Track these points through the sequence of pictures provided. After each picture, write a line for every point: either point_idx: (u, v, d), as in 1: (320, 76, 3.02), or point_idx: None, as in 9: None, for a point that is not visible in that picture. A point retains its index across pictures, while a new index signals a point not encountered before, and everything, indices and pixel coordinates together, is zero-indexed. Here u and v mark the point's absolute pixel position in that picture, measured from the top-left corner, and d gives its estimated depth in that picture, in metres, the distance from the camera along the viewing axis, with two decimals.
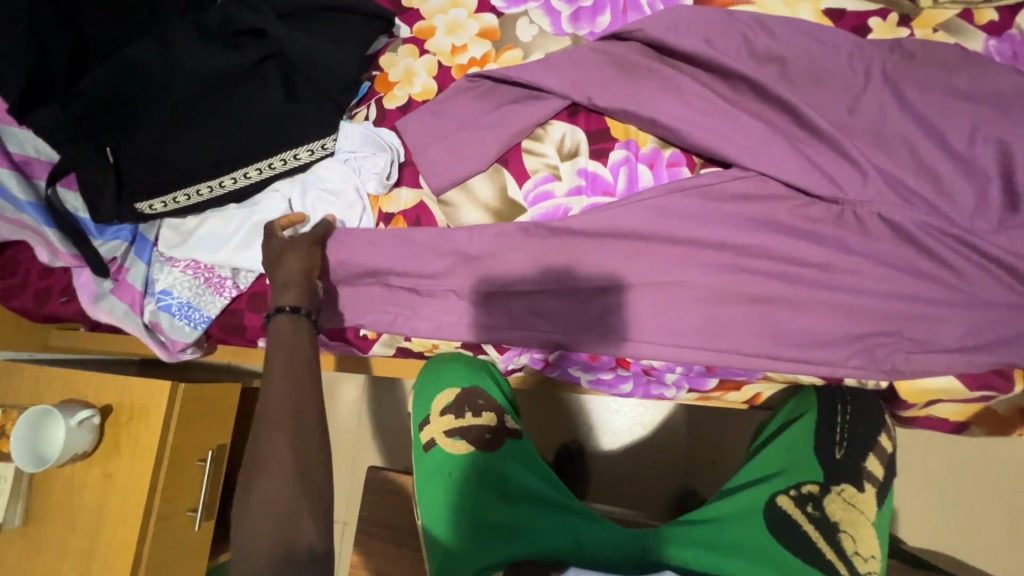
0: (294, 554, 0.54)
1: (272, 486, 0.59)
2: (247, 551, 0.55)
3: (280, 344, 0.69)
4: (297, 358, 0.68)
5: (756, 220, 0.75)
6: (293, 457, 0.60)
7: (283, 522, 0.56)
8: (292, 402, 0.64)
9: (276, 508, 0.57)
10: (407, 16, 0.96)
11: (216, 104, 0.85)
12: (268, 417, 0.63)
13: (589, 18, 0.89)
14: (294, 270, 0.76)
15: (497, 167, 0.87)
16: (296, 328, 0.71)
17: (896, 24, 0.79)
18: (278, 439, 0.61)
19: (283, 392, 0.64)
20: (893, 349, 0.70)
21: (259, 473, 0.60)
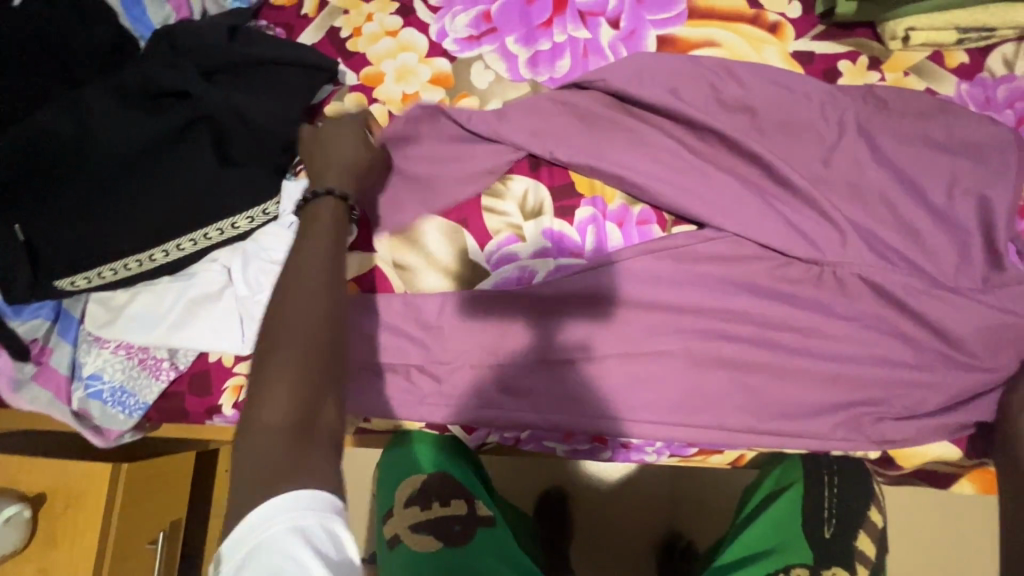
0: (312, 429, 0.51)
1: (300, 322, 0.54)
2: (261, 405, 0.51)
3: (319, 222, 0.62)
4: (336, 238, 0.61)
5: (734, 283, 0.71)
6: (326, 313, 0.55)
7: (306, 393, 0.51)
8: (331, 270, 0.59)
9: (299, 373, 0.52)
10: (353, 61, 0.89)
11: (141, 171, 0.77)
12: (305, 277, 0.57)
13: (548, 63, 0.84)
14: (343, 151, 0.72)
15: (457, 226, 0.80)
16: (337, 207, 0.65)
17: (866, 67, 0.76)
18: (313, 296, 0.56)
19: (323, 258, 0.59)
20: (881, 419, 0.66)
21: (286, 314, 0.55)
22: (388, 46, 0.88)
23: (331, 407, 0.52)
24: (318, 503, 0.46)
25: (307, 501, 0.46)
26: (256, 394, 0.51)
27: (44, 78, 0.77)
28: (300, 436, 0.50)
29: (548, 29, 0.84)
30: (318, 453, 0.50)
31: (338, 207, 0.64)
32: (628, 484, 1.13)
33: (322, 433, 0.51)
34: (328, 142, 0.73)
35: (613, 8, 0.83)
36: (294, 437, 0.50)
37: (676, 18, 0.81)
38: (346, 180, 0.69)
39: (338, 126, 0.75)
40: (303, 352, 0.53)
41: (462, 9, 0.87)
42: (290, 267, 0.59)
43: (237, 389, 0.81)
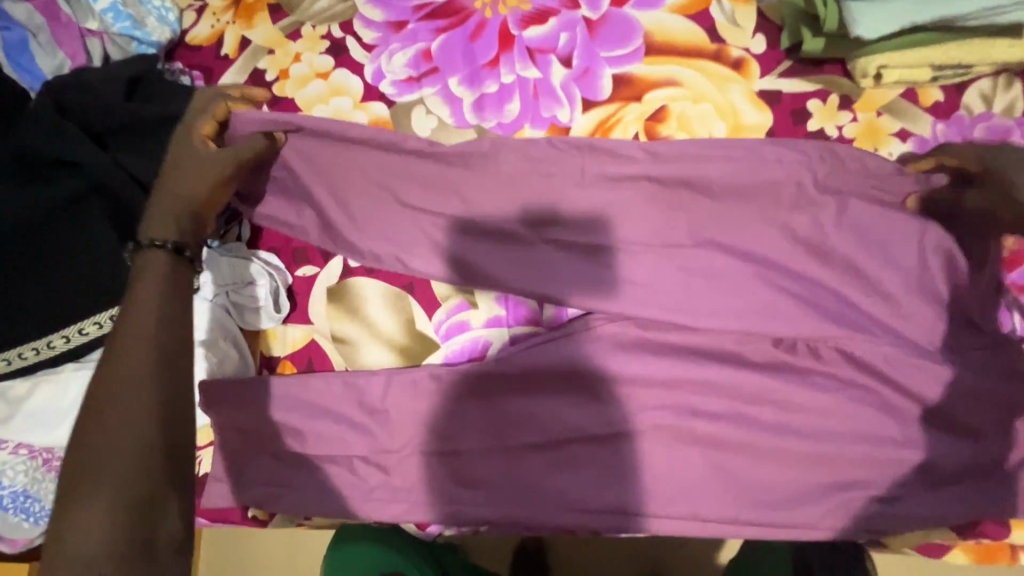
0: (151, 546, 0.46)
1: (129, 426, 0.48)
2: (81, 531, 0.44)
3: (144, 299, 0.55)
4: (162, 319, 0.55)
5: (705, 354, 0.64)
6: (153, 413, 0.50)
7: (141, 507, 0.46)
8: (162, 360, 0.53)
9: (118, 485, 0.46)
10: (279, 107, 0.80)
11: (29, 250, 0.67)
12: (126, 377, 0.50)
13: (495, 106, 0.76)
14: (191, 186, 0.63)
15: (401, 292, 0.73)
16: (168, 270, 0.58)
17: (837, 107, 0.70)
18: (135, 398, 0.50)
19: (150, 342, 0.53)
20: (868, 502, 0.60)
21: (109, 414, 0.49)
22: (319, 89, 0.80)
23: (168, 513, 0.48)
24: None
25: None
26: (69, 521, 0.45)
27: None
28: (137, 556, 0.45)
29: (494, 69, 0.76)
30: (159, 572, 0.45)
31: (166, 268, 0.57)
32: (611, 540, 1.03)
33: (161, 549, 0.46)
34: (181, 171, 0.63)
35: (564, 44, 0.76)
36: (125, 560, 0.44)
37: (633, 55, 0.74)
38: (194, 226, 0.62)
39: (202, 152, 0.65)
40: (123, 466, 0.47)
41: (400, 48, 0.79)
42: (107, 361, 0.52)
43: None
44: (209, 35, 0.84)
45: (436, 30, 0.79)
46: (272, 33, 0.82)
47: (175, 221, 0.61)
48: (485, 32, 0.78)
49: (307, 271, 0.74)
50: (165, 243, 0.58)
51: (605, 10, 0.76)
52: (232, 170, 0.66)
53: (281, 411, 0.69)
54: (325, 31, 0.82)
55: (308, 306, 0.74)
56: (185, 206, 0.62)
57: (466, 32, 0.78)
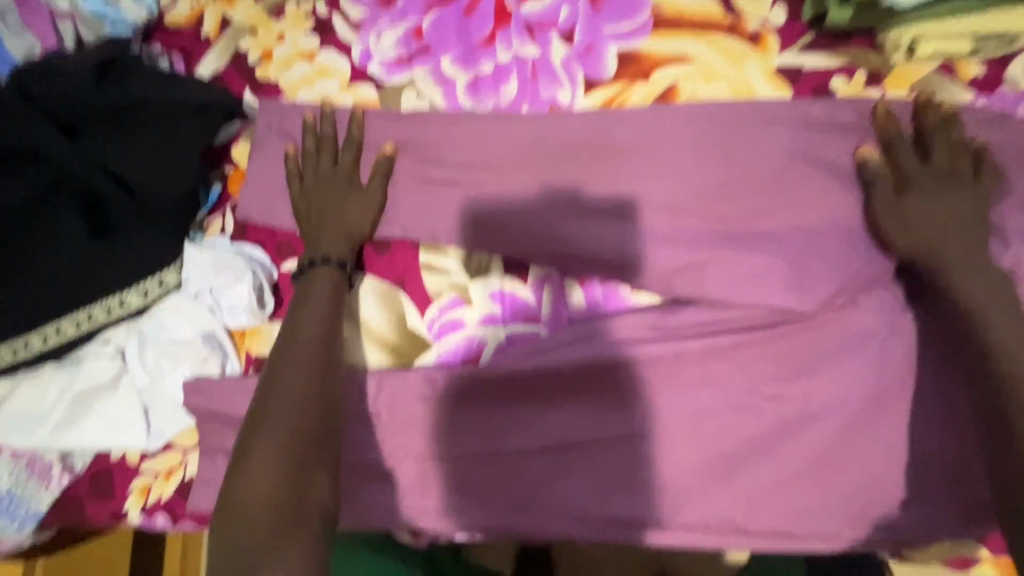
0: (302, 508, 0.47)
1: (289, 387, 0.53)
2: (247, 482, 0.48)
3: (317, 297, 0.61)
4: (333, 309, 0.61)
5: (718, 354, 0.59)
6: (308, 392, 0.54)
7: (292, 475, 0.48)
8: (325, 323, 0.59)
9: (278, 443, 0.50)
10: (262, 91, 0.75)
11: (1, 248, 0.64)
12: (287, 354, 0.57)
13: (491, 88, 0.70)
14: (342, 209, 0.66)
15: (392, 288, 0.69)
16: (334, 290, 0.62)
17: (864, 84, 0.63)
18: (300, 357, 0.56)
19: (312, 339, 0.58)
20: (891, 514, 0.56)
21: (276, 376, 0.55)
22: (304, 72, 0.75)
23: (322, 482, 0.49)
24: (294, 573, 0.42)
25: None
26: (242, 478, 0.48)
27: None
28: (289, 513, 0.46)
29: (489, 47, 0.71)
30: (306, 531, 0.46)
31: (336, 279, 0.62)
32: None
33: (314, 513, 0.47)
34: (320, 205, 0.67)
35: (565, 19, 0.70)
36: (275, 517, 0.46)
37: (640, 29, 0.68)
38: (348, 242, 0.66)
39: (335, 180, 0.67)
40: (293, 421, 0.51)
41: (389, 25, 0.74)
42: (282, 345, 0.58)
43: (144, 491, 0.69)
44: (188, 13, 0.78)
45: (427, 6, 0.73)
46: (253, 12, 0.77)
47: (337, 237, 0.65)
48: (480, 6, 0.72)
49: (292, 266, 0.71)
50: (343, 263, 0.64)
51: None
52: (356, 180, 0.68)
53: None
54: (309, 9, 0.76)
55: None
56: (342, 225, 0.66)
57: (459, 7, 0.72)
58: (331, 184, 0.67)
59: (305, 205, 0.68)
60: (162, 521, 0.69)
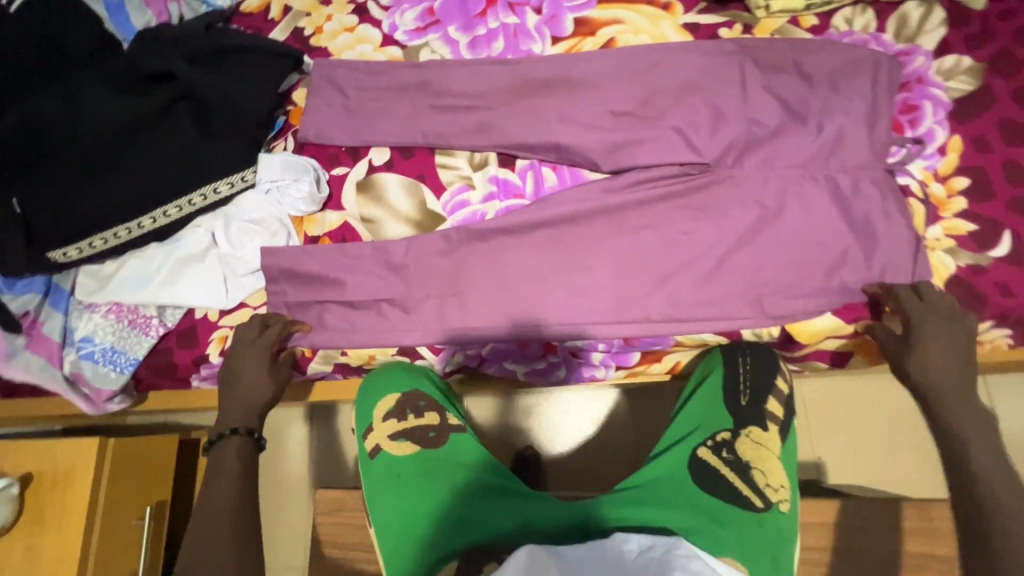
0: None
1: (229, 470, 0.69)
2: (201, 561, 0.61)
3: (226, 459, 0.70)
4: (247, 469, 0.70)
5: (650, 205, 0.85)
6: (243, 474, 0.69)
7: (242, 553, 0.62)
8: (267, 378, 0.81)
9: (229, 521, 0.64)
10: (316, 54, 1.02)
11: (129, 150, 0.88)
12: (239, 395, 0.78)
13: (485, 45, 0.99)
14: (251, 359, 0.81)
15: (415, 182, 0.93)
16: (243, 451, 0.72)
17: (741, 32, 0.93)
18: (249, 399, 0.78)
19: (226, 506, 0.66)
20: (772, 299, 0.80)
21: (221, 458, 0.70)
22: (347, 40, 1.02)
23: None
24: None
25: None
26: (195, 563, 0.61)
27: (31, 66, 0.87)
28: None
29: (483, 18, 0.99)
30: None
31: (247, 446, 0.72)
32: (595, 412, 1.23)
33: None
34: (239, 374, 0.80)
35: None
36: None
37: (588, 3, 0.98)
38: (265, 378, 0.81)
39: (257, 362, 0.81)
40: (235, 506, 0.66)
41: (409, 6, 1.02)
42: (199, 518, 0.65)
43: (222, 339, 0.89)
44: (258, 3, 1.06)
45: None
46: (308, 1, 1.05)
47: (255, 385, 0.79)
48: None
49: (340, 171, 0.95)
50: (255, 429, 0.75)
51: None
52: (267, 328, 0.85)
53: (323, 268, 0.88)
54: None
55: (342, 196, 0.94)
56: (252, 398, 0.78)
57: None
58: (240, 351, 0.82)
59: (223, 380, 0.80)
60: None
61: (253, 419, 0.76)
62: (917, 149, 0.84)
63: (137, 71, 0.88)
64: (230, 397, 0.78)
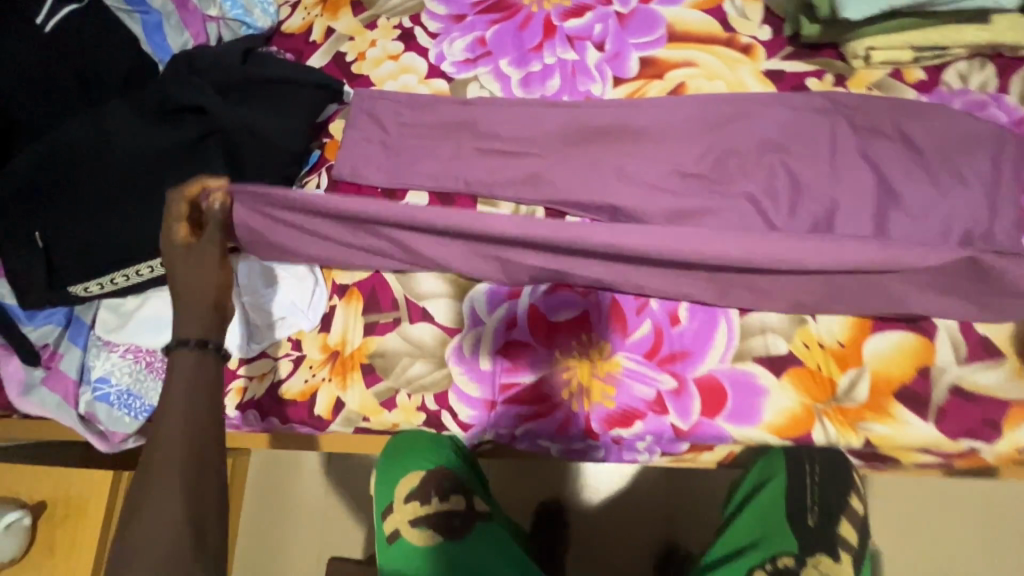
0: (201, 531, 0.56)
1: (180, 409, 0.60)
2: (150, 523, 0.55)
3: (179, 375, 0.62)
4: (197, 393, 0.62)
5: (716, 282, 0.75)
6: (191, 410, 0.60)
7: (194, 504, 0.57)
8: (212, 259, 0.70)
9: (178, 470, 0.57)
10: (356, 82, 0.95)
11: (155, 185, 0.82)
12: (185, 284, 0.68)
13: (539, 82, 0.90)
14: (183, 253, 0.69)
15: None
16: (197, 364, 0.63)
17: (832, 83, 0.81)
18: (197, 293, 0.67)
19: (177, 448, 0.58)
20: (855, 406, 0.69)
21: (173, 390, 0.61)
22: (391, 68, 0.95)
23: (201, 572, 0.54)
24: None
25: None
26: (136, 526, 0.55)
27: (64, 93, 0.83)
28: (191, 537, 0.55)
29: (538, 52, 0.91)
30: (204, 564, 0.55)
31: (197, 362, 0.63)
32: (626, 466, 1.13)
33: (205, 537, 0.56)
34: (178, 276, 0.68)
35: (598, 33, 0.90)
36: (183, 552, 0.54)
37: (656, 42, 0.88)
38: (210, 262, 0.69)
39: (190, 256, 0.69)
40: (188, 450, 0.58)
41: (459, 36, 0.94)
42: (150, 455, 0.58)
43: (241, 391, 0.84)
44: (300, 24, 1.00)
45: (490, 22, 0.94)
46: (352, 24, 0.98)
47: (195, 274, 0.68)
48: (532, 23, 0.92)
49: None
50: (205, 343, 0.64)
51: (633, 6, 0.90)
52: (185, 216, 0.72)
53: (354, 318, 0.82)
54: (396, 22, 0.97)
55: None
56: (197, 288, 0.68)
57: (515, 23, 0.93)
58: (171, 247, 0.70)
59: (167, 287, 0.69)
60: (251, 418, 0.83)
61: (207, 325, 0.66)
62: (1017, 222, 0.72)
63: (171, 102, 0.83)
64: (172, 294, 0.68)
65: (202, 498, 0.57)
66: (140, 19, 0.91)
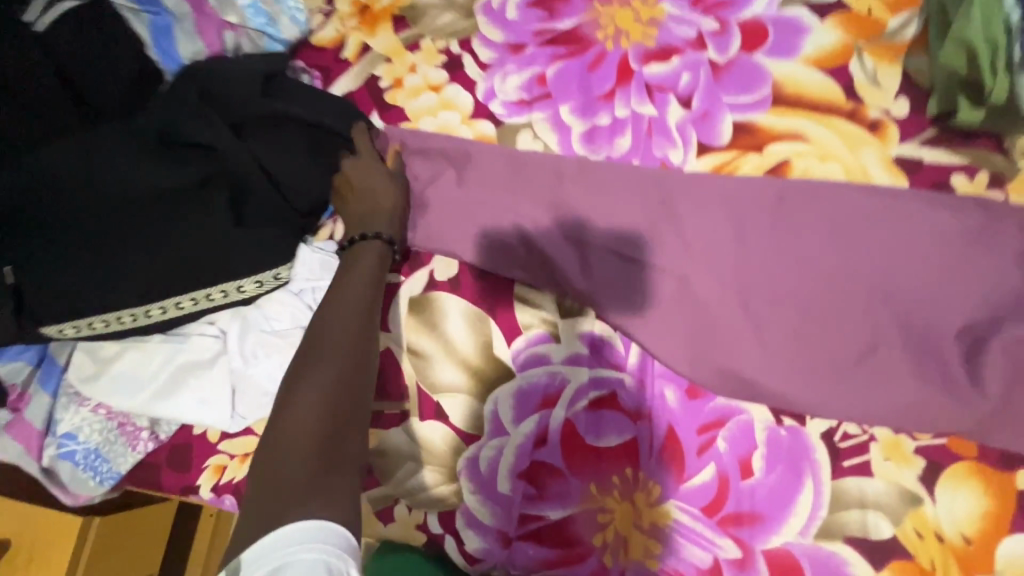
0: (353, 418, 0.56)
1: (348, 303, 0.63)
2: (297, 405, 0.54)
3: (360, 269, 0.66)
4: (373, 282, 0.66)
5: None
6: (364, 300, 0.64)
7: (345, 393, 0.56)
8: (391, 178, 0.73)
9: (334, 356, 0.58)
10: (389, 114, 0.81)
11: (150, 222, 0.70)
12: (366, 193, 0.71)
13: (605, 138, 0.74)
14: (369, 171, 0.72)
15: (483, 315, 0.71)
16: (376, 260, 0.68)
17: (986, 186, 0.63)
18: (376, 207, 0.71)
19: (348, 332, 0.61)
20: None
21: (347, 280, 0.66)
22: (430, 102, 0.80)
23: (354, 434, 0.55)
24: (315, 528, 0.45)
25: (318, 522, 0.46)
26: (288, 406, 0.55)
27: (50, 105, 0.70)
28: (337, 422, 0.54)
29: (609, 101, 0.75)
30: (345, 456, 0.53)
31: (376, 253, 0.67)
32: None
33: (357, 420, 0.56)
34: (364, 186, 0.72)
35: (685, 85, 0.73)
36: (321, 443, 0.52)
37: (759, 104, 0.71)
38: (394, 187, 0.72)
39: (376, 172, 0.72)
40: (349, 336, 0.60)
41: (515, 70, 0.79)
42: (331, 333, 0.62)
43: (218, 470, 0.73)
44: (332, 37, 0.86)
45: (554, 56, 0.78)
46: (391, 42, 0.84)
47: (376, 188, 0.71)
48: (605, 63, 0.76)
49: (393, 279, 0.74)
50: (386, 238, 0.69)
51: (733, 55, 0.73)
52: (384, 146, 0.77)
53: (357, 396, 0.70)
54: (443, 45, 0.82)
55: (389, 314, 0.73)
56: (376, 205, 0.71)
57: (584, 62, 0.77)
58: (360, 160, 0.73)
59: (344, 200, 0.73)
60: (229, 502, 0.73)
61: (393, 227, 0.71)
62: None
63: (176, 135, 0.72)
64: (353, 203, 0.72)
65: (361, 389, 0.58)
66: (147, 19, 0.79)
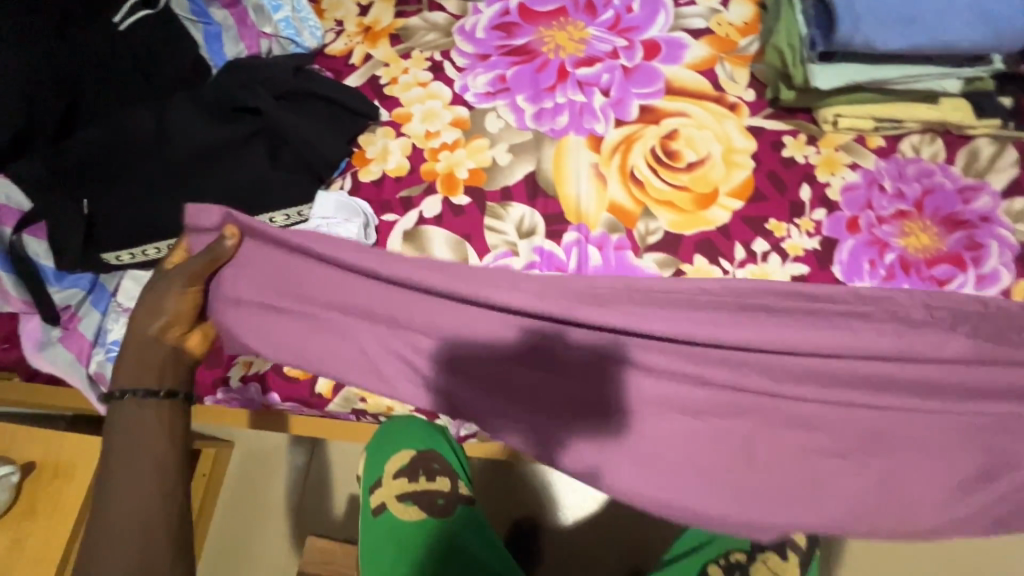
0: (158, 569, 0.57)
1: (128, 471, 0.61)
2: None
3: (133, 426, 0.64)
4: (164, 429, 0.65)
5: (699, 300, 0.80)
6: (146, 456, 0.63)
7: (142, 549, 0.57)
8: (171, 317, 0.74)
9: (122, 525, 0.58)
10: (386, 102, 1.06)
11: (202, 169, 0.91)
12: (140, 342, 0.71)
13: (550, 117, 1.01)
14: (173, 299, 0.75)
15: (460, 240, 0.94)
16: (156, 416, 0.66)
17: (804, 142, 0.93)
18: (154, 355, 0.71)
19: (135, 495, 0.60)
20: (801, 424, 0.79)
21: (118, 465, 0.62)
22: (419, 93, 1.06)
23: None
24: None
25: None
26: None
27: (130, 84, 0.94)
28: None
29: (552, 92, 1.03)
30: None
31: (163, 410, 0.66)
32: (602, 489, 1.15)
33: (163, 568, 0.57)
34: (150, 317, 0.73)
35: (606, 81, 1.02)
36: None
37: (655, 94, 1.00)
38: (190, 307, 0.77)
39: (173, 295, 0.75)
40: (138, 496, 0.60)
41: (483, 72, 1.06)
42: (98, 529, 0.58)
43: (247, 364, 0.89)
44: (341, 48, 1.11)
45: (511, 62, 1.06)
46: (389, 53, 1.11)
47: (158, 318, 0.73)
48: (549, 67, 1.05)
49: (391, 218, 0.96)
50: (171, 393, 0.68)
51: (637, 62, 1.03)
52: (195, 277, 0.78)
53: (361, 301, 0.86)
54: (428, 55, 1.09)
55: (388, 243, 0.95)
56: (169, 335, 0.73)
57: (533, 66, 1.05)
58: (150, 296, 0.75)
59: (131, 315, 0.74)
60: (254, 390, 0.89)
61: (174, 378, 0.70)
62: (880, 216, 0.87)
63: (228, 103, 0.95)
64: (137, 338, 0.72)
65: (161, 542, 0.59)
66: (202, 28, 1.03)
